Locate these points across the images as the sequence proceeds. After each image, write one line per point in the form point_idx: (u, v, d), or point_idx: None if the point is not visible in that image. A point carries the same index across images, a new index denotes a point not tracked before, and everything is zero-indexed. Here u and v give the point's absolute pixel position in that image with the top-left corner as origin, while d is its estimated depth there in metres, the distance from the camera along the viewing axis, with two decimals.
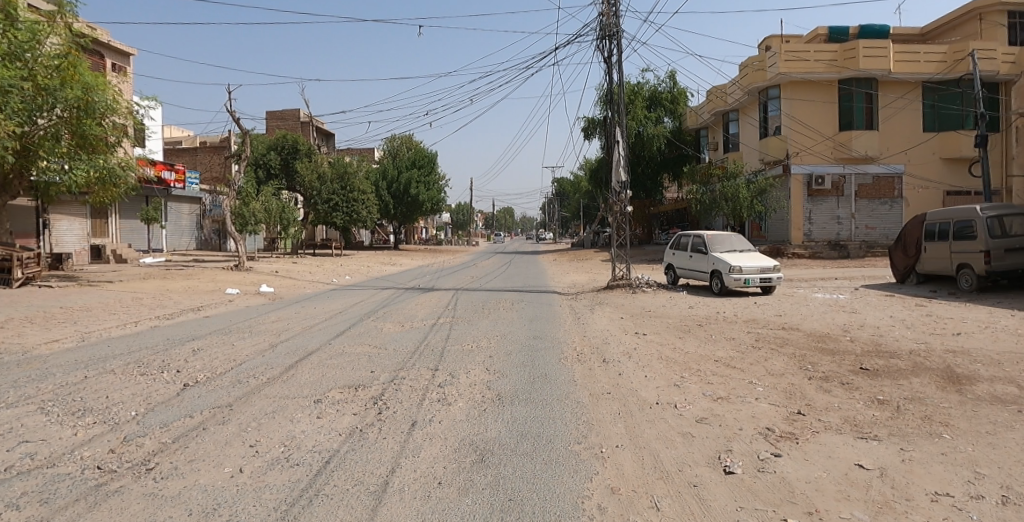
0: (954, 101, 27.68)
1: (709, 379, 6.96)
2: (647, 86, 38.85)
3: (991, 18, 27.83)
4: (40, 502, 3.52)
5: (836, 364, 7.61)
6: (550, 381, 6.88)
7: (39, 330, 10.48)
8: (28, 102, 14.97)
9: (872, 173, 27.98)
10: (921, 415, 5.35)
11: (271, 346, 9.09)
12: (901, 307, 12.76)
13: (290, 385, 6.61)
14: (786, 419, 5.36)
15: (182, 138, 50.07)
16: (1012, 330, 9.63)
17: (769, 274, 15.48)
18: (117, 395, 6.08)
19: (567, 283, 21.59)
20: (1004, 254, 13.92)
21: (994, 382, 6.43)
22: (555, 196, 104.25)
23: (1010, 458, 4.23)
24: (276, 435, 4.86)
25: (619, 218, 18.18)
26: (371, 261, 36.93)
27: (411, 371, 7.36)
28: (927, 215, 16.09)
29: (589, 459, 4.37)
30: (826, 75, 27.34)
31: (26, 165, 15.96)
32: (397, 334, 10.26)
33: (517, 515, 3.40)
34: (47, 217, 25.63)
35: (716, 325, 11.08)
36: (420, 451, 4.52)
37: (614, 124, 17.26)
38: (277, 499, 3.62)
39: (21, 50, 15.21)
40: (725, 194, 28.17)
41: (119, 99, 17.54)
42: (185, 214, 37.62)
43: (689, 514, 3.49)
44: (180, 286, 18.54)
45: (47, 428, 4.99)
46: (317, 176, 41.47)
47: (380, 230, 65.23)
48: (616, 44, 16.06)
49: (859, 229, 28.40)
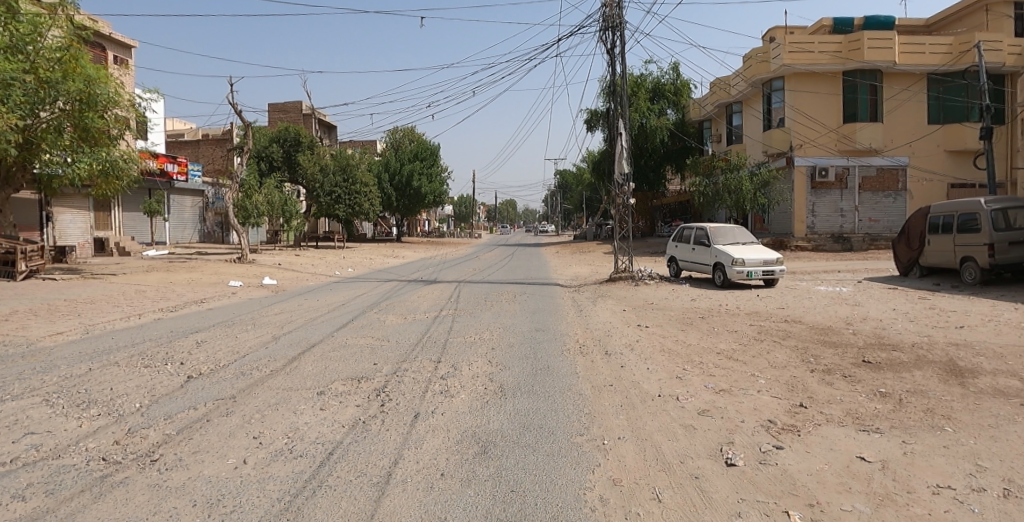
0: (959, 93, 27.52)
1: (711, 372, 6.96)
2: (650, 78, 38.67)
3: (997, 10, 27.61)
4: (46, 493, 3.55)
5: (839, 356, 7.60)
6: (552, 373, 6.90)
7: (43, 323, 10.51)
8: (29, 94, 14.98)
9: (876, 165, 27.86)
10: (923, 408, 5.35)
11: (273, 338, 9.13)
12: (904, 300, 12.72)
13: (294, 376, 6.65)
14: (787, 412, 5.37)
15: (185, 131, 50.07)
16: (1015, 323, 9.61)
17: (772, 267, 15.41)
18: (122, 387, 6.13)
19: (569, 276, 21.60)
20: (1009, 247, 13.84)
21: (998, 375, 6.41)
22: (557, 188, 103.95)
23: (1012, 452, 4.23)
24: (279, 427, 4.88)
25: (622, 209, 18.11)
26: (373, 253, 36.89)
27: (413, 363, 7.37)
28: (930, 208, 16.02)
29: (591, 451, 4.38)
30: (830, 66, 27.14)
31: (29, 158, 16.00)
32: (400, 326, 10.29)
33: (519, 506, 3.42)
34: (50, 210, 25.72)
35: (718, 317, 11.07)
36: (422, 442, 4.54)
37: (618, 116, 17.18)
38: (280, 490, 3.64)
39: (22, 42, 15.21)
40: (728, 187, 28.05)
41: (121, 91, 17.46)
42: (188, 207, 37.62)
43: (690, 505, 3.51)
44: (183, 279, 18.58)
45: (52, 419, 5.02)
46: (319, 168, 41.44)
47: (383, 222, 65.62)
48: (619, 35, 15.98)
49: (862, 222, 28.29)
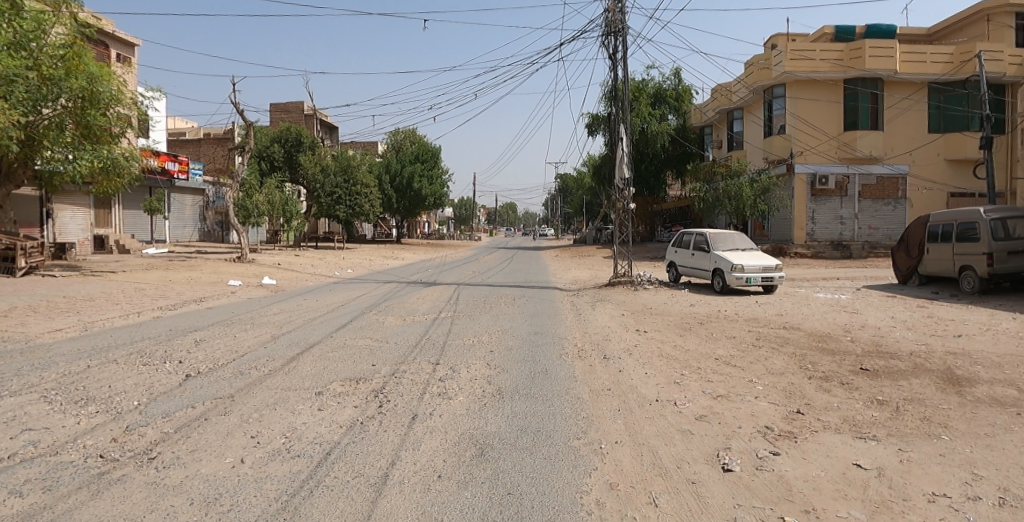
0: (959, 103, 27.58)
1: (709, 377, 6.96)
2: (652, 83, 38.74)
3: (998, 19, 27.79)
4: (44, 489, 3.56)
5: (836, 363, 7.62)
6: (549, 376, 6.92)
7: (41, 319, 10.52)
8: (32, 91, 15.01)
9: (877, 173, 27.92)
10: (921, 416, 5.36)
11: (272, 337, 9.15)
12: (903, 308, 12.74)
13: (293, 376, 6.68)
14: (784, 418, 5.38)
15: (186, 130, 50.21)
16: (1013, 333, 9.63)
17: (770, 273, 15.45)
18: (121, 385, 6.14)
19: (568, 279, 21.65)
20: (1007, 257, 13.86)
21: (994, 384, 6.43)
22: (557, 192, 104.38)
23: (1008, 461, 4.24)
24: (276, 427, 4.88)
25: (622, 214, 18.10)
26: (373, 254, 36.86)
27: (412, 364, 7.40)
28: (930, 216, 16.07)
29: (588, 455, 4.40)
30: (831, 74, 27.25)
31: (31, 155, 16.06)
32: (400, 328, 10.31)
33: (516, 509, 3.44)
34: (50, 206, 25.81)
35: (717, 323, 11.09)
36: (420, 444, 4.56)
37: (619, 121, 17.24)
38: (278, 490, 3.65)
39: (26, 38, 15.22)
40: (728, 193, 28.13)
41: (123, 89, 17.49)
42: (188, 205, 37.67)
43: (688, 510, 3.52)
44: (182, 277, 18.58)
45: (50, 416, 5.04)
46: (320, 168, 41.50)
47: (383, 223, 65.87)
48: (621, 40, 16.04)
49: (862, 230, 28.31)
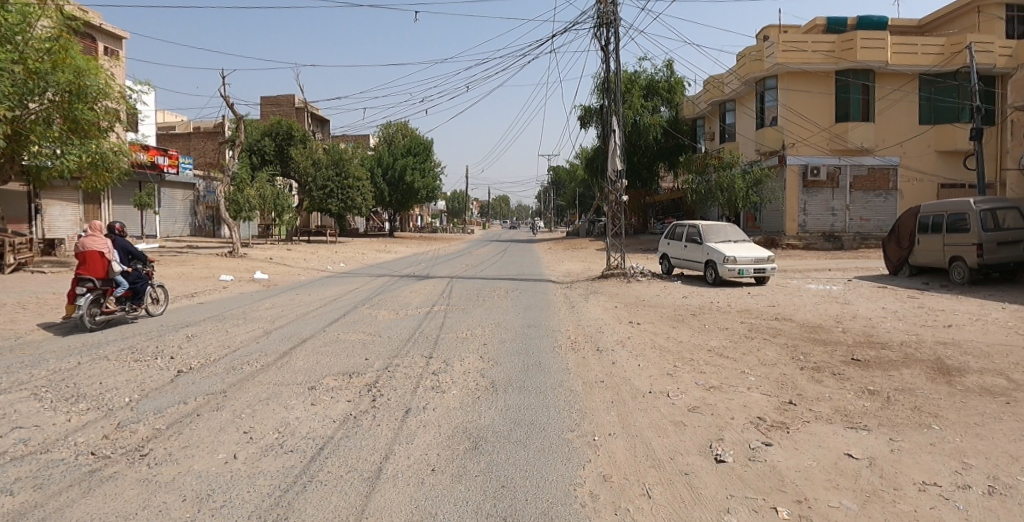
0: (950, 94, 27.59)
1: (702, 369, 6.98)
2: (644, 75, 38.77)
3: (989, 11, 27.87)
4: (35, 488, 3.53)
5: (828, 354, 7.66)
6: (542, 369, 6.90)
7: (34, 316, 10.49)
8: (19, 85, 14.65)
9: (867, 165, 28.04)
10: (912, 406, 5.41)
11: (264, 332, 9.09)
12: (894, 299, 12.83)
13: (286, 371, 6.65)
14: (776, 409, 5.39)
15: (176, 124, 49.85)
16: (1002, 322, 9.72)
17: (763, 265, 15.47)
18: (111, 381, 6.07)
19: (562, 272, 21.68)
20: (997, 248, 14.01)
21: (984, 374, 6.48)
22: (551, 185, 105.01)
23: (998, 450, 4.28)
24: (270, 422, 4.87)
25: (614, 207, 18.11)
26: (365, 248, 36.70)
27: (405, 359, 7.34)
28: (920, 207, 16.16)
29: (582, 447, 4.39)
30: (823, 65, 27.29)
31: (17, 150, 15.75)
32: (393, 321, 10.29)
33: (510, 502, 3.43)
34: (38, 202, 25.54)
35: (709, 314, 11.14)
36: (413, 438, 4.54)
37: (612, 113, 17.18)
38: (271, 485, 3.63)
39: (11, 33, 14.35)
40: (721, 185, 28.30)
41: (112, 83, 17.38)
42: (178, 200, 37.36)
43: (680, 501, 3.54)
44: (174, 272, 18.53)
45: (41, 413, 4.98)
46: (311, 161, 40.57)
47: (375, 218, 65.90)
48: (614, 32, 15.97)
49: (853, 221, 28.51)
